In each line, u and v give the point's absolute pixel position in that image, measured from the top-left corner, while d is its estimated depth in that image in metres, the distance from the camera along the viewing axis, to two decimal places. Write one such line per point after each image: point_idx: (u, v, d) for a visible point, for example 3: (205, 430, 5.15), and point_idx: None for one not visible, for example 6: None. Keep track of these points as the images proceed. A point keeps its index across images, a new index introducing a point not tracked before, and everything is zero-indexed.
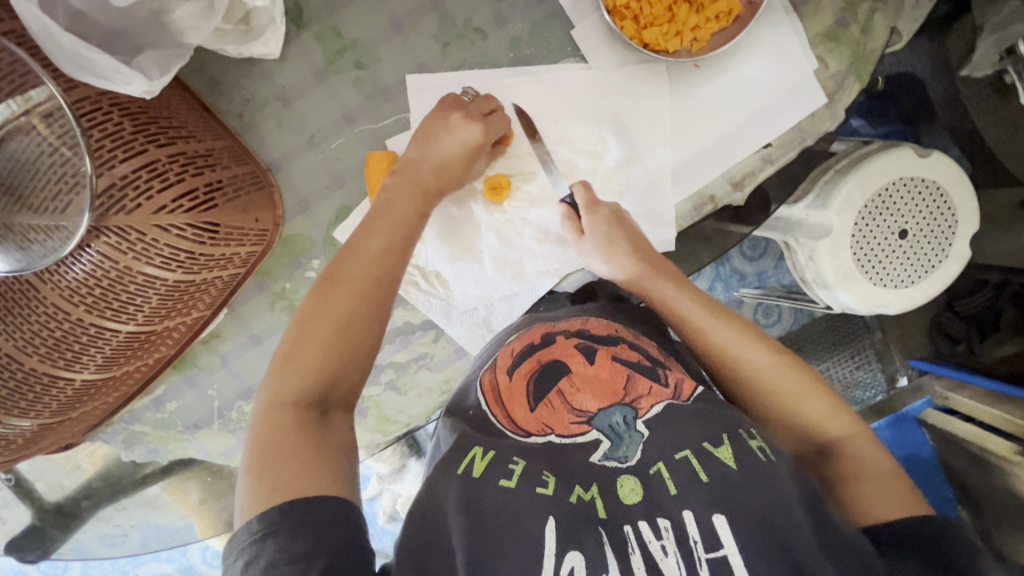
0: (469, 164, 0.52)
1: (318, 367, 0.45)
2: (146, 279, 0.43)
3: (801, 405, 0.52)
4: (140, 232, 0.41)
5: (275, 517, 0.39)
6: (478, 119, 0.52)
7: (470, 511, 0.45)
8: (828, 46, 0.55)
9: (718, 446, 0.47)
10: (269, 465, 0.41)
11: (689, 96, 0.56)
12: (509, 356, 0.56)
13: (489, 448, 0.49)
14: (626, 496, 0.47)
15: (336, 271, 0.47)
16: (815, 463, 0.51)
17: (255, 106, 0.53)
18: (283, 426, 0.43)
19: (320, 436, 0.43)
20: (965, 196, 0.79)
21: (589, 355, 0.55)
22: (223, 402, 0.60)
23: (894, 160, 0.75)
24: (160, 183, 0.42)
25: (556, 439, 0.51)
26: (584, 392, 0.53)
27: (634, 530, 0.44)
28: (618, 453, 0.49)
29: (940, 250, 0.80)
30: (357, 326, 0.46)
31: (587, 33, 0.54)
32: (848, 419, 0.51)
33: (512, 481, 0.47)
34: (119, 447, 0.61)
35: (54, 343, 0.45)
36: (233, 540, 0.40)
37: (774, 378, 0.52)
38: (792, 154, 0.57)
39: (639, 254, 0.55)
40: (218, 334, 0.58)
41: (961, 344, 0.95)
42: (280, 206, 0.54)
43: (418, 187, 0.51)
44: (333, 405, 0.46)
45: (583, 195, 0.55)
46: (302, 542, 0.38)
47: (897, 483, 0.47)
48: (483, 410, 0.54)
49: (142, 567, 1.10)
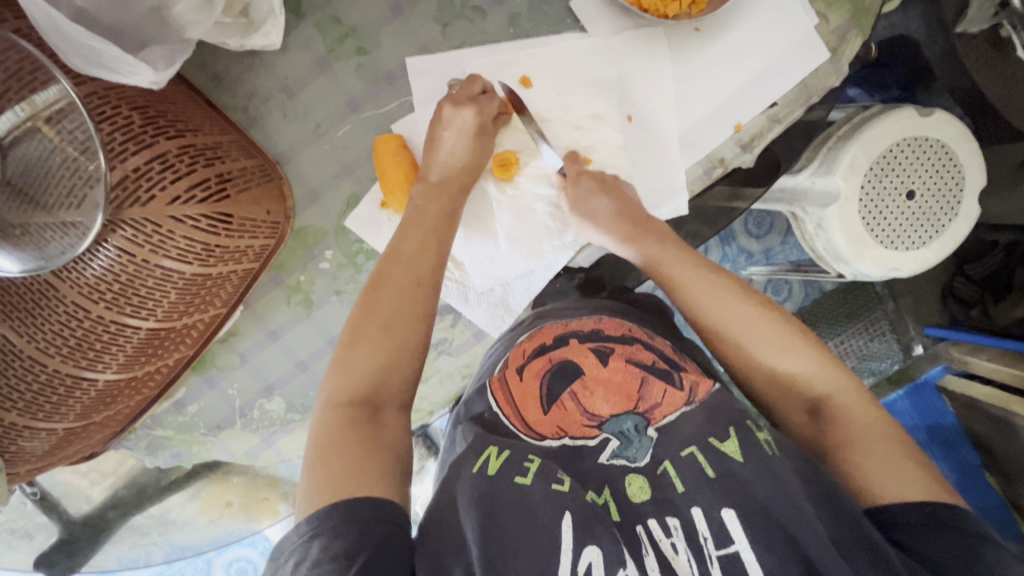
0: (479, 150, 0.54)
1: (370, 367, 0.46)
2: (163, 273, 0.43)
3: (785, 363, 0.50)
4: (155, 223, 0.41)
5: (320, 519, 0.39)
6: (467, 102, 0.53)
7: (482, 506, 0.43)
8: (827, 1, 0.55)
9: (724, 440, 0.46)
10: (321, 458, 0.42)
11: (691, 60, 0.55)
12: (520, 356, 0.55)
13: (504, 448, 0.48)
14: (634, 495, 0.46)
15: (381, 276, 0.49)
16: (804, 423, 0.50)
17: (260, 99, 0.53)
18: (335, 424, 0.44)
19: (370, 435, 0.44)
20: (971, 152, 0.78)
21: (601, 358, 0.55)
22: (244, 402, 0.59)
23: (896, 120, 0.75)
24: (171, 175, 0.42)
25: (569, 441, 0.50)
26: (598, 395, 0.53)
27: (646, 529, 0.44)
28: (627, 453, 0.49)
29: (949, 210, 0.80)
30: (402, 323, 0.48)
31: (584, 3, 0.54)
32: (833, 372, 0.49)
33: (527, 478, 0.45)
34: (142, 453, 0.61)
35: (75, 343, 0.44)
36: (284, 540, 0.40)
37: (759, 334, 0.51)
38: (799, 112, 0.56)
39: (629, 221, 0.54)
40: (235, 332, 0.57)
41: (975, 308, 0.93)
42: (289, 197, 0.53)
43: (445, 191, 0.53)
44: (385, 402, 0.46)
45: (570, 167, 0.55)
46: (343, 540, 0.38)
47: (889, 443, 0.46)
48: (495, 412, 0.53)
49: None
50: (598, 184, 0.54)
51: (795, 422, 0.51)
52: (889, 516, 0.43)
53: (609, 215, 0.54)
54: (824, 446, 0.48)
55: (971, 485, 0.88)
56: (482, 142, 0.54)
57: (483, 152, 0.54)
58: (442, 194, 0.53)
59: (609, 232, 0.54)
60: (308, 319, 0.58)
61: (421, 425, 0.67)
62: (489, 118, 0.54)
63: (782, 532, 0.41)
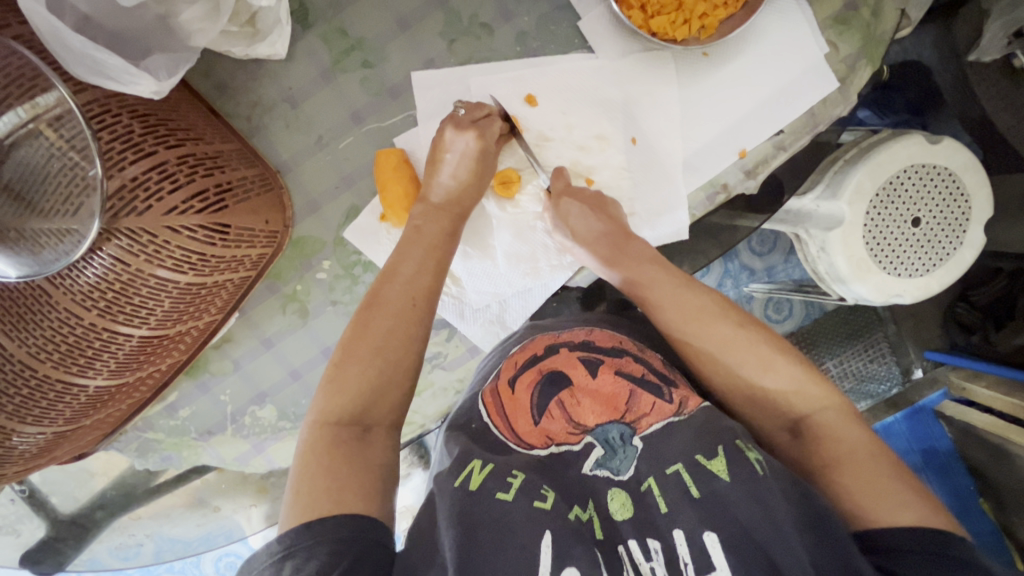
0: (483, 170, 0.53)
1: (360, 386, 0.46)
2: (158, 282, 0.43)
3: (765, 381, 0.49)
4: (151, 234, 0.41)
5: (294, 537, 0.39)
6: (468, 127, 0.52)
7: (462, 522, 0.43)
8: (838, 30, 0.54)
9: (711, 458, 0.46)
10: (309, 479, 0.42)
11: (697, 85, 0.55)
12: (512, 367, 0.55)
13: (488, 461, 0.48)
14: (616, 512, 0.46)
15: (376, 295, 0.49)
16: (787, 441, 0.50)
17: (263, 108, 0.53)
18: (324, 444, 0.43)
19: (356, 453, 0.44)
20: (980, 181, 0.78)
21: (591, 368, 0.54)
22: (235, 408, 0.59)
23: (904, 148, 0.74)
24: (170, 184, 0.41)
25: (556, 449, 0.51)
26: (585, 403, 0.52)
27: (627, 550, 0.44)
28: (612, 464, 0.49)
29: (955, 237, 0.79)
30: (396, 344, 0.47)
31: (593, 24, 0.54)
32: (816, 391, 0.48)
33: (509, 494, 0.45)
34: (132, 455, 0.61)
35: (67, 349, 0.44)
36: (255, 556, 0.40)
37: (739, 354, 0.49)
38: (805, 140, 0.56)
39: (605, 239, 0.54)
40: (229, 339, 0.57)
41: (976, 333, 0.93)
42: (288, 208, 0.53)
43: (445, 211, 0.53)
44: (375, 422, 0.46)
45: (556, 182, 0.55)
46: (316, 560, 0.38)
47: (877, 467, 0.44)
48: (485, 422, 0.53)
49: None
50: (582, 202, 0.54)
51: (780, 440, 0.50)
52: (876, 535, 0.41)
53: (591, 232, 0.54)
54: (807, 467, 0.47)
55: (967, 512, 0.86)
56: (484, 163, 0.53)
57: (484, 169, 0.53)
58: (442, 211, 0.52)
59: (591, 251, 0.54)
60: (303, 328, 0.57)
61: (412, 439, 0.66)
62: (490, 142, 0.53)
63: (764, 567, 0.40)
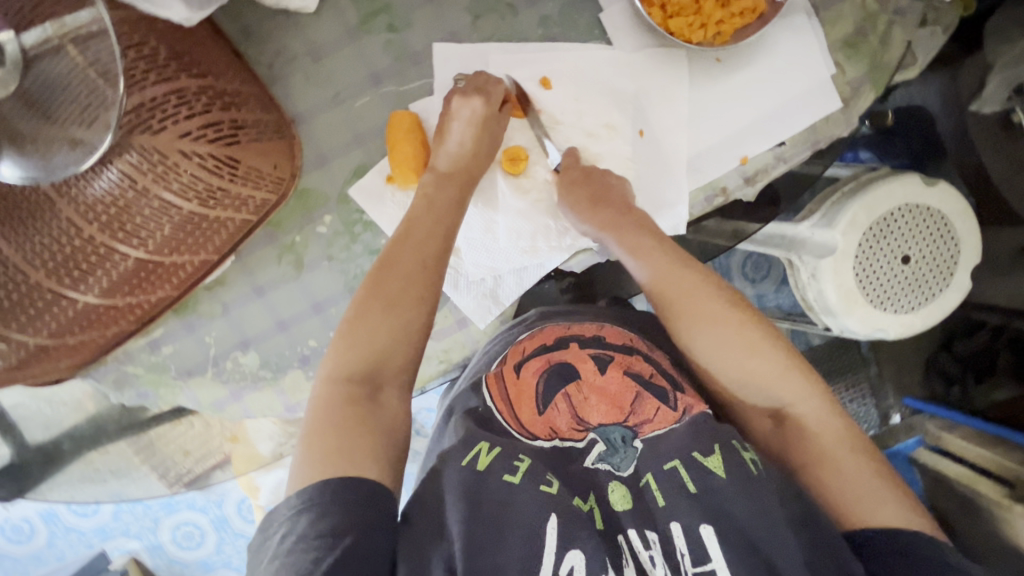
0: (485, 137, 0.55)
1: (371, 343, 0.47)
2: (161, 204, 0.44)
3: (753, 363, 0.50)
4: (162, 155, 0.42)
5: (311, 494, 0.39)
6: (474, 93, 0.54)
7: (469, 500, 0.43)
8: (846, 54, 0.56)
9: (708, 455, 0.46)
10: (319, 435, 0.43)
11: (708, 87, 0.57)
12: (520, 353, 0.56)
13: (495, 444, 0.47)
14: (616, 502, 0.46)
15: (389, 258, 0.49)
16: (767, 427, 0.51)
17: (285, 59, 0.55)
18: (333, 399, 0.44)
19: (368, 413, 0.44)
20: (970, 228, 0.80)
21: (600, 365, 0.55)
22: (219, 351, 0.59)
23: (901, 186, 0.77)
24: (186, 111, 0.43)
25: (559, 442, 0.50)
26: (591, 400, 0.53)
27: (627, 539, 0.44)
28: (613, 460, 0.49)
29: (942, 280, 0.81)
30: (408, 304, 0.48)
31: (614, 17, 0.56)
32: (799, 380, 0.49)
33: (516, 477, 0.45)
34: (108, 387, 0.61)
35: (63, 260, 0.44)
36: (275, 513, 0.40)
37: (728, 341, 0.50)
38: (805, 153, 0.58)
39: (606, 211, 0.54)
40: (222, 281, 0.58)
41: (955, 385, 0.93)
42: (298, 156, 0.54)
43: (453, 180, 0.54)
44: (386, 381, 0.47)
45: (569, 160, 0.56)
46: (329, 519, 0.38)
47: (856, 460, 0.46)
48: (488, 406, 0.53)
49: (109, 541, 1.08)
50: (589, 180, 0.55)
51: (761, 425, 0.52)
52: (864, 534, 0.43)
53: (595, 203, 0.54)
54: (787, 454, 0.49)
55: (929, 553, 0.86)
56: (488, 132, 0.55)
57: (490, 137, 0.55)
58: (451, 179, 0.54)
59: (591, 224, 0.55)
60: (296, 280, 0.58)
61: None
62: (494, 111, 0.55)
63: (758, 563, 0.41)
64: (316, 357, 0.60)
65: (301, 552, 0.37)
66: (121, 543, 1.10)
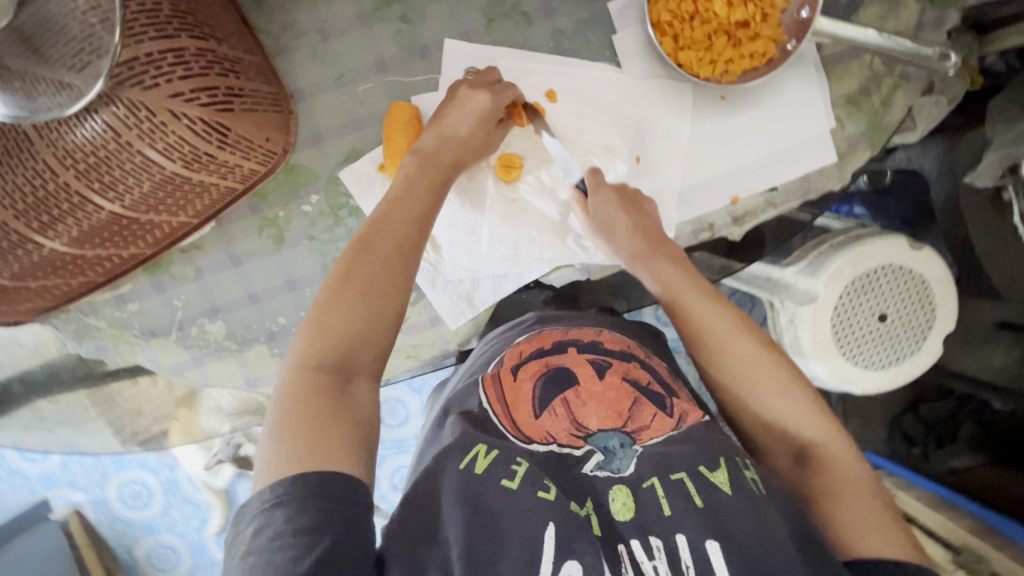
0: (484, 130, 0.53)
1: (346, 329, 0.44)
2: (143, 161, 0.43)
3: (778, 402, 0.50)
4: (150, 111, 0.41)
5: (287, 487, 0.37)
6: (483, 87, 0.54)
7: (468, 507, 0.42)
8: (847, 110, 0.57)
9: (713, 470, 0.45)
10: (290, 425, 0.40)
11: (709, 124, 0.57)
12: (517, 356, 0.54)
13: (492, 447, 0.46)
14: (617, 512, 0.43)
15: (370, 240, 0.47)
16: (787, 467, 0.50)
17: (294, 33, 0.54)
18: (304, 390, 0.42)
19: (339, 406, 0.42)
20: (948, 295, 0.80)
21: (598, 370, 0.53)
22: (186, 316, 0.59)
23: (885, 248, 0.77)
24: (181, 71, 0.42)
25: (557, 448, 0.48)
26: (589, 406, 0.51)
27: (627, 550, 0.41)
28: (612, 465, 0.47)
29: (915, 342, 0.81)
30: (382, 291, 0.46)
31: (627, 41, 0.56)
32: (823, 421, 0.49)
33: (513, 482, 0.43)
34: (67, 336, 0.60)
35: (34, 202, 0.43)
36: (246, 505, 0.38)
37: (754, 377, 0.50)
38: (795, 203, 0.59)
39: (642, 233, 0.55)
40: (198, 246, 0.57)
41: (916, 447, 0.94)
42: (293, 132, 0.54)
43: (437, 163, 0.52)
44: (357, 371, 0.44)
45: (591, 178, 0.56)
46: (308, 515, 0.36)
47: (872, 499, 0.46)
48: (484, 408, 0.51)
49: (54, 490, 1.06)
50: (617, 198, 0.56)
51: (780, 466, 0.50)
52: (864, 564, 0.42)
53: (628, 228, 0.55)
54: (803, 493, 0.48)
55: None
56: (489, 125, 0.54)
57: (487, 131, 0.54)
58: (435, 163, 0.52)
59: (620, 247, 0.55)
60: (275, 255, 0.57)
61: None
62: (499, 109, 0.54)
63: None
64: (283, 335, 0.59)
65: (276, 550, 0.35)
66: (66, 493, 1.08)
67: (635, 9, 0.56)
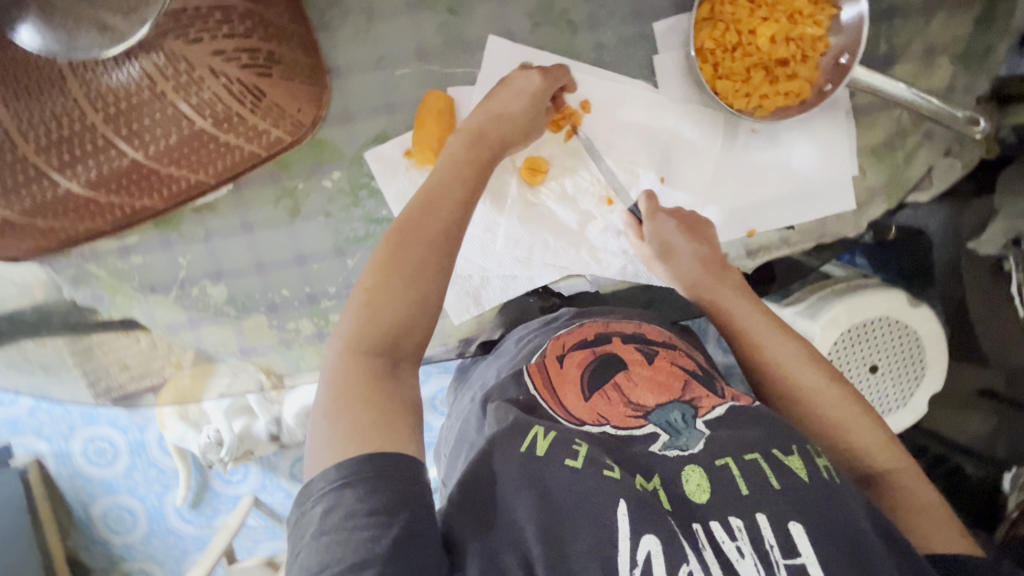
0: (533, 113, 0.52)
1: (397, 316, 0.41)
2: (173, 111, 0.46)
3: (852, 432, 0.48)
4: (188, 65, 0.45)
5: (354, 466, 0.35)
6: (536, 69, 0.53)
7: (534, 490, 0.38)
8: (871, 161, 0.58)
9: (788, 454, 0.40)
10: (345, 406, 0.38)
11: (736, 156, 0.58)
12: (560, 348, 0.51)
13: (550, 428, 0.41)
14: (693, 493, 0.39)
15: (418, 218, 0.44)
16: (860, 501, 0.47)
17: (338, 8, 0.54)
18: (356, 375, 0.39)
19: (387, 390, 0.40)
20: (938, 354, 0.79)
21: (646, 357, 0.50)
22: (189, 275, 0.58)
23: (885, 299, 0.75)
24: (224, 31, 0.45)
25: (612, 429, 0.44)
26: (642, 388, 0.47)
27: (706, 530, 0.37)
28: (678, 442, 0.42)
29: (901, 396, 0.80)
30: (427, 275, 0.43)
31: (667, 63, 0.57)
32: (898, 453, 0.47)
33: (578, 462, 0.39)
34: (63, 281, 0.58)
35: (60, 139, 0.45)
36: (312, 482, 0.36)
37: (829, 404, 0.49)
38: (808, 244, 0.60)
39: (699, 258, 0.55)
40: (212, 207, 0.56)
41: None
42: (325, 106, 0.53)
43: (482, 143, 0.50)
44: (403, 356, 0.42)
45: (646, 203, 0.56)
46: (381, 496, 0.35)
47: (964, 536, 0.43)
48: (531, 395, 0.47)
49: (17, 437, 1.03)
50: (677, 222, 0.56)
51: None
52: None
53: (688, 256, 0.55)
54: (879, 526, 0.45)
55: None
56: (539, 107, 0.53)
57: (532, 115, 0.52)
58: (482, 144, 0.50)
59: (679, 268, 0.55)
60: (288, 227, 0.57)
61: None
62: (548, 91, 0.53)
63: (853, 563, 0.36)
64: (285, 307, 0.59)
65: (354, 530, 0.34)
66: (28, 442, 1.04)
67: (679, 34, 0.56)
